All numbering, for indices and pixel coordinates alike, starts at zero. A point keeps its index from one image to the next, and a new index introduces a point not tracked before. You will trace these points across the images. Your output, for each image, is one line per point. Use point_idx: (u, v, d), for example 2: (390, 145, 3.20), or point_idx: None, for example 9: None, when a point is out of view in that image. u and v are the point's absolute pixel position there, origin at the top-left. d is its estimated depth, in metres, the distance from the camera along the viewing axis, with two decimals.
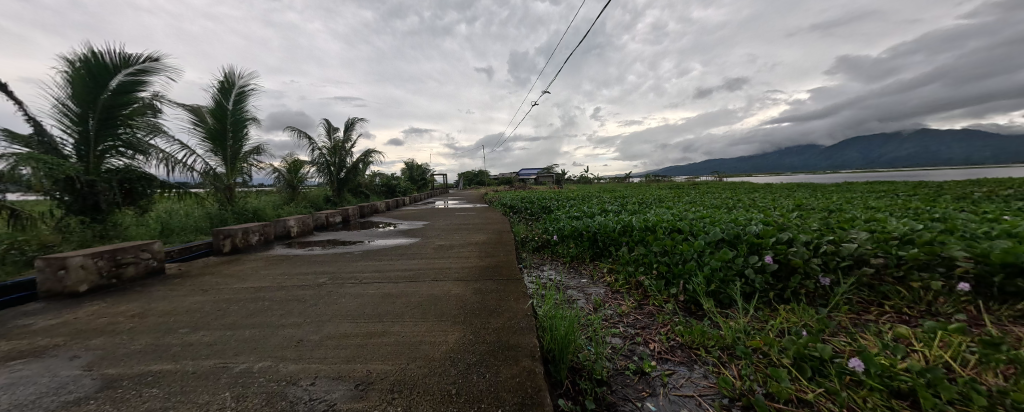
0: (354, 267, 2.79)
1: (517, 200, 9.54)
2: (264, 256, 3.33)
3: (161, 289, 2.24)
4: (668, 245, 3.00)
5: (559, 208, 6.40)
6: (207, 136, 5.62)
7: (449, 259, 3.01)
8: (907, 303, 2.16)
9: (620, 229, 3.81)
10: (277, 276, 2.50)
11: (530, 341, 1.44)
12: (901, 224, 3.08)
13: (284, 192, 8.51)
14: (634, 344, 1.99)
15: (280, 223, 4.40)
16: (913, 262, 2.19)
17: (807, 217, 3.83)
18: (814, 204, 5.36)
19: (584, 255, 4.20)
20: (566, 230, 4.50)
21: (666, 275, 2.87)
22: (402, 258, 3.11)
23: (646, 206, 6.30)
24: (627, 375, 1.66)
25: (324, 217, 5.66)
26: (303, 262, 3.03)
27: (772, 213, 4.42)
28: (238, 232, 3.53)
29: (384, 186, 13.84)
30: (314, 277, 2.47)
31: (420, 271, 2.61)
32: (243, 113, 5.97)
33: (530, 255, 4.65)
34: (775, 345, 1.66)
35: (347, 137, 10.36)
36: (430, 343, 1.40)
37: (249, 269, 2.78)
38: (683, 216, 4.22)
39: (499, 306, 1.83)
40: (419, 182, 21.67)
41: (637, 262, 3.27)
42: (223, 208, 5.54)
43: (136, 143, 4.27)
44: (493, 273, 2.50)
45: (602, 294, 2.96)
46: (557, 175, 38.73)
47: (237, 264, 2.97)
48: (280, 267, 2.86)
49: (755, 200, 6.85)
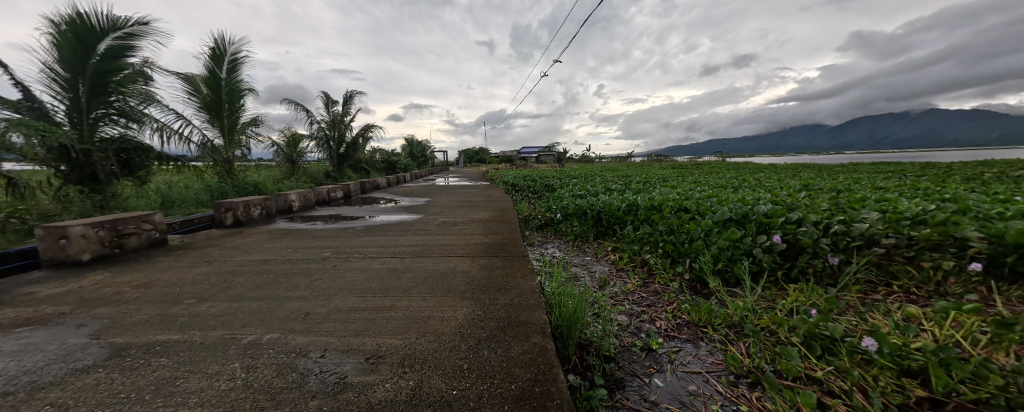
0: (356, 242, 2.75)
1: (519, 177, 9.40)
2: (267, 230, 3.31)
3: (165, 260, 2.22)
4: (674, 224, 2.97)
5: (563, 187, 6.32)
6: (202, 105, 5.42)
7: (452, 236, 2.98)
8: (916, 284, 2.17)
9: (625, 207, 3.76)
10: (281, 250, 2.47)
11: (539, 317, 1.42)
12: (912, 205, 3.05)
13: (284, 167, 8.39)
14: (640, 322, 2.00)
15: (281, 198, 4.32)
16: (924, 243, 2.17)
17: (816, 198, 3.78)
18: (821, 184, 5.29)
19: (588, 234, 4.18)
20: (570, 209, 4.45)
21: (672, 254, 2.85)
22: (405, 234, 3.08)
23: (650, 185, 6.21)
24: (635, 352, 1.67)
25: (326, 191, 5.61)
26: (306, 237, 3.00)
27: (779, 193, 4.36)
28: (240, 205, 3.47)
29: (383, 162, 13.67)
30: (318, 251, 2.44)
31: (424, 247, 2.59)
32: (239, 83, 5.74)
33: (533, 233, 4.64)
34: (785, 324, 1.66)
35: (345, 110, 10.07)
36: (439, 319, 1.38)
37: (253, 242, 2.75)
38: (690, 196, 4.15)
39: (507, 282, 1.81)
40: (418, 158, 21.37)
41: (642, 241, 3.25)
42: (222, 181, 5.47)
43: (130, 113, 4.14)
44: (499, 250, 2.48)
45: (606, 272, 2.96)
46: (558, 153, 38.21)
47: (239, 237, 2.94)
48: (284, 240, 2.84)
49: (761, 180, 6.78)
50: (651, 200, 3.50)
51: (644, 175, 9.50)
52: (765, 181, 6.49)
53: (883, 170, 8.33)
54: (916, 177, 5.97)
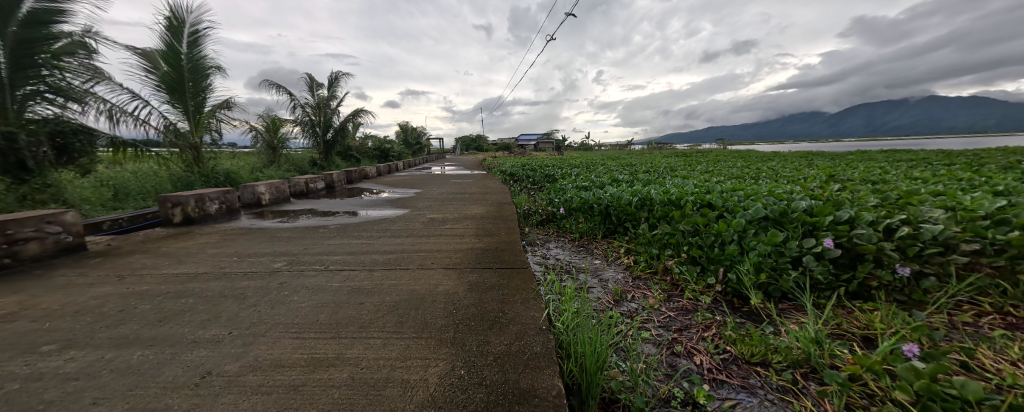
0: (322, 246, 2.27)
1: (516, 166, 8.84)
2: (222, 229, 2.81)
3: (65, 274, 1.73)
4: (699, 223, 2.51)
5: (564, 177, 5.81)
6: (161, 84, 4.81)
7: (439, 239, 2.51)
8: (1012, 302, 1.73)
9: (638, 201, 3.29)
10: (222, 259, 1.98)
11: (548, 377, 0.97)
12: (975, 199, 2.61)
13: (264, 155, 7.78)
14: (673, 356, 1.56)
15: (247, 190, 3.82)
16: (1018, 250, 1.72)
17: (855, 191, 3.32)
18: (846, 175, 4.83)
19: (595, 232, 3.72)
20: (574, 203, 3.98)
21: (699, 260, 2.40)
22: (382, 236, 2.60)
23: (658, 175, 5.74)
24: (675, 409, 1.22)
25: (303, 182, 5.08)
26: (264, 238, 2.51)
27: (808, 185, 3.89)
28: (190, 200, 2.93)
29: (375, 149, 13.07)
30: (268, 261, 1.96)
31: (402, 255, 2.12)
32: (203, 60, 5.11)
33: (533, 230, 4.18)
34: (881, 371, 1.21)
35: (332, 94, 9.42)
36: (400, 385, 0.92)
37: (195, 246, 2.26)
38: (710, 188, 3.68)
39: (502, 313, 1.35)
40: (413, 146, 20.68)
41: (661, 243, 2.79)
42: (188, 171, 4.93)
43: (67, 90, 3.58)
44: (494, 259, 2.02)
45: (620, 280, 2.51)
46: (557, 140, 37.58)
47: (180, 240, 2.43)
48: (232, 243, 2.34)
49: (776, 170, 6.34)
50: (669, 194, 3.04)
51: (649, 164, 9.00)
52: (783, 170, 6.02)
53: (899, 159, 7.90)
54: (946, 166, 5.52)
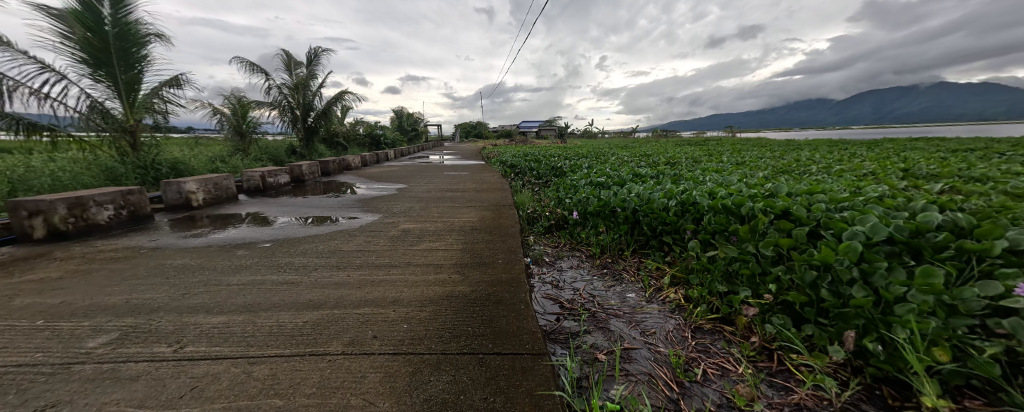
0: (212, 291, 1.44)
1: (519, 156, 7.94)
2: (101, 249, 2.01)
3: None
4: (786, 247, 1.64)
5: (574, 170, 4.93)
6: (79, 54, 3.91)
7: (403, 274, 1.66)
8: None
9: (678, 207, 2.41)
10: (10, 326, 1.15)
11: None
12: None
13: (232, 142, 6.93)
14: None
15: (172, 187, 3.17)
16: None
17: (982, 195, 2.41)
18: (925, 169, 3.92)
19: (621, 245, 2.87)
20: (592, 205, 3.13)
21: (800, 309, 1.54)
22: (320, 267, 1.74)
23: (686, 169, 4.86)
24: None
25: (259, 176, 4.23)
26: (141, 269, 1.70)
27: (896, 183, 2.98)
28: (52, 208, 2.63)
29: (366, 136, 12.16)
30: (85, 333, 1.12)
31: (331, 313, 1.28)
32: (134, 24, 4.17)
33: (539, 239, 3.36)
34: None
35: (312, 73, 8.42)
36: None
37: (13, 288, 1.45)
38: (772, 189, 2.79)
39: None
40: (409, 132, 19.72)
41: (724, 273, 1.93)
42: (119, 160, 4.12)
43: None
44: (482, 328, 1.18)
45: (674, 338, 1.68)
46: (560, 128, 36.41)
47: (8, 273, 1.61)
48: (73, 285, 1.49)
49: (823, 161, 5.42)
50: (724, 198, 2.16)
51: (668, 154, 8.05)
52: (833, 163, 5.09)
53: (956, 148, 6.89)
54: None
